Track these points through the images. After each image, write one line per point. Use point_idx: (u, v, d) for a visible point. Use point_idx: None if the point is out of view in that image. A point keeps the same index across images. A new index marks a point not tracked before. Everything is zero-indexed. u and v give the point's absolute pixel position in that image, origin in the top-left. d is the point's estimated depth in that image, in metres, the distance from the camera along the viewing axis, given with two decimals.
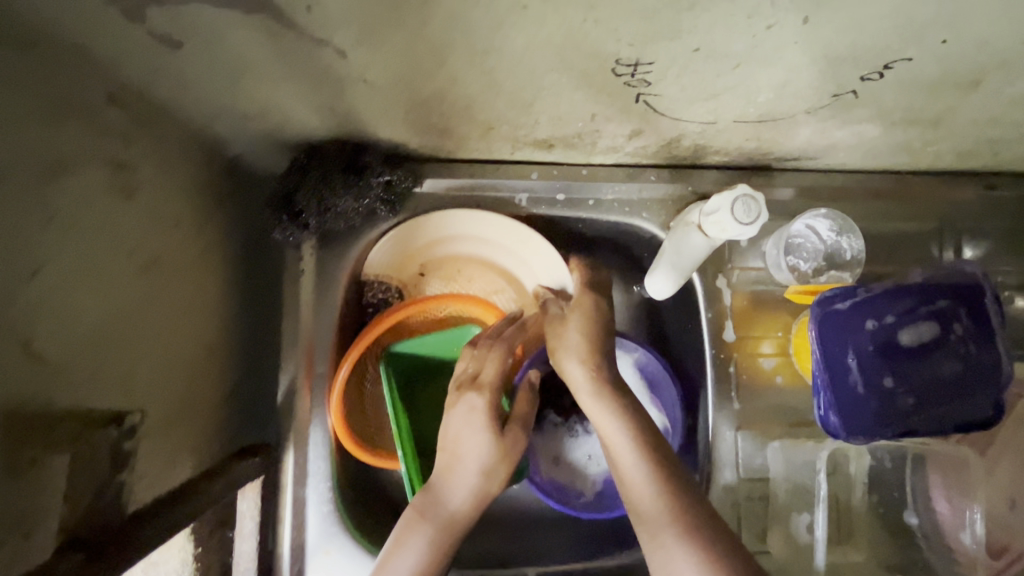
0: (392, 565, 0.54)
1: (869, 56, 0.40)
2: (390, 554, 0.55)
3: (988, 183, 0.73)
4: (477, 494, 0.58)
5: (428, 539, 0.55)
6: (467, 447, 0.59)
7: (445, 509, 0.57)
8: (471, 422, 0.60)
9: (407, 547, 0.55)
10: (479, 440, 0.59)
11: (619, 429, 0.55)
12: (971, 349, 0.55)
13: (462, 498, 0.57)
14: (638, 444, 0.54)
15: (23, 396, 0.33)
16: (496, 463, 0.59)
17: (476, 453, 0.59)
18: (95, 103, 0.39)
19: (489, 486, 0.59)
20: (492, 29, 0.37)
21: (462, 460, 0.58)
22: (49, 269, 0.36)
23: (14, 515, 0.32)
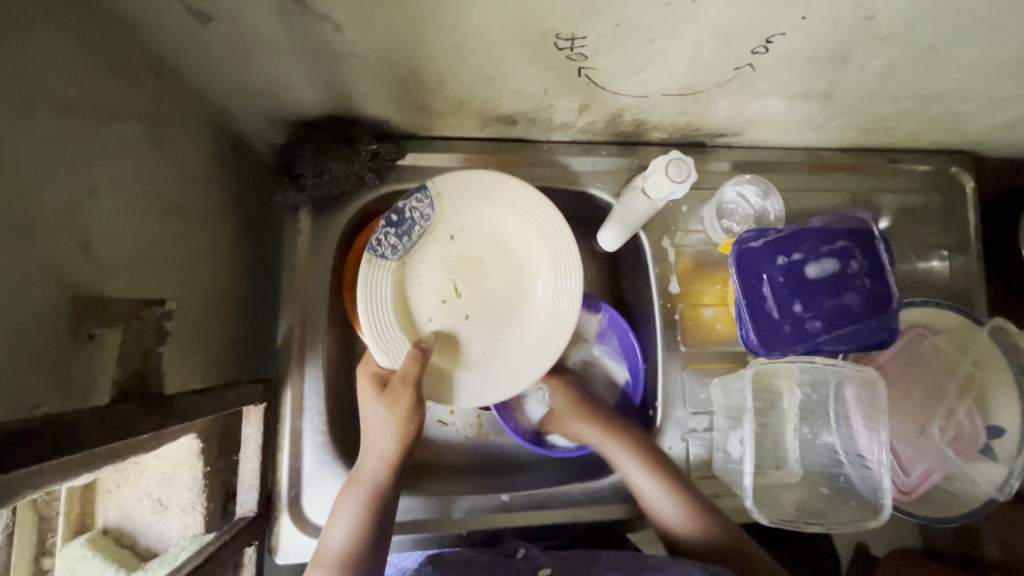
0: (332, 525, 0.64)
1: (750, 32, 0.52)
2: (330, 517, 0.65)
3: (892, 159, 0.85)
4: (383, 454, 0.66)
5: (359, 502, 0.64)
6: (373, 420, 0.66)
7: (364, 473, 0.65)
8: (364, 398, 0.67)
9: (341, 510, 0.64)
10: (375, 409, 0.66)
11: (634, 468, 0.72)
12: (866, 281, 0.68)
13: (375, 462, 0.66)
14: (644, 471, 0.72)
15: (81, 282, 0.43)
16: (389, 430, 0.65)
17: (377, 423, 0.66)
18: (137, 71, 0.50)
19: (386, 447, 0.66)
20: (456, 9, 0.48)
21: (371, 436, 0.66)
22: (100, 188, 0.46)
23: (73, 375, 0.43)
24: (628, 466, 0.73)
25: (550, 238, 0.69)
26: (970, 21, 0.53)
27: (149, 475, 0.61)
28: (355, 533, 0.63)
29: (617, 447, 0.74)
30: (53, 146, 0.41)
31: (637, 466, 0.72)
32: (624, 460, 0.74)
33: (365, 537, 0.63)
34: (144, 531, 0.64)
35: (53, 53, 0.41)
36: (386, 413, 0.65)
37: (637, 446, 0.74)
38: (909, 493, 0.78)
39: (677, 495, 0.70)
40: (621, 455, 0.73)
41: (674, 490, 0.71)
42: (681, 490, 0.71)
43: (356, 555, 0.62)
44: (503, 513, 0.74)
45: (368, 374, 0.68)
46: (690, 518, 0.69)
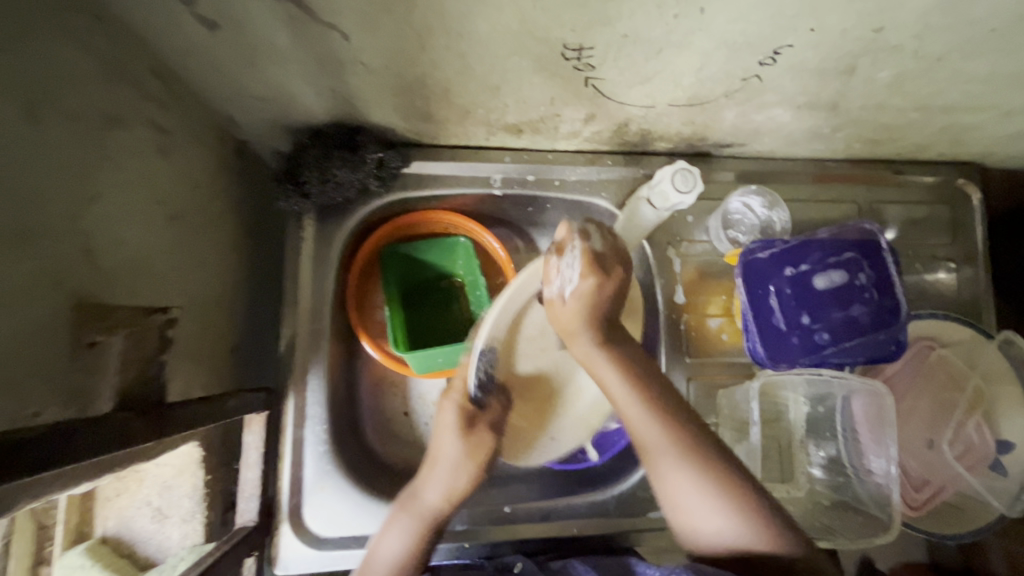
0: (378, 550, 0.63)
1: (756, 43, 0.52)
2: (377, 535, 0.65)
3: (898, 170, 0.85)
4: (449, 493, 0.65)
5: (412, 529, 0.64)
6: (442, 451, 0.66)
7: (420, 505, 0.65)
8: (444, 428, 0.66)
9: (389, 534, 0.64)
10: (456, 445, 0.66)
11: (646, 421, 0.59)
12: (875, 295, 0.68)
13: (437, 496, 0.65)
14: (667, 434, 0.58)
15: (85, 288, 0.44)
16: (463, 472, 0.66)
17: (448, 459, 0.65)
18: (141, 76, 0.50)
19: (456, 486, 0.66)
20: (464, 18, 0.48)
21: (438, 467, 0.65)
22: (103, 195, 0.46)
23: (76, 386, 0.42)
24: (620, 395, 0.60)
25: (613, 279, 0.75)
26: (979, 33, 0.52)
27: (149, 484, 0.61)
28: (402, 555, 0.63)
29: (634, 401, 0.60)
30: (59, 150, 0.41)
31: (667, 446, 0.58)
32: (636, 414, 0.59)
33: (412, 557, 0.63)
34: (143, 540, 0.63)
35: (55, 57, 0.41)
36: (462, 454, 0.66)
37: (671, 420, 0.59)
38: (919, 509, 0.77)
39: (714, 483, 0.57)
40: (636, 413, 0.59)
41: (700, 465, 0.58)
42: (713, 475, 0.57)
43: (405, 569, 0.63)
44: (505, 525, 0.73)
45: (451, 406, 0.67)
46: (745, 516, 0.56)
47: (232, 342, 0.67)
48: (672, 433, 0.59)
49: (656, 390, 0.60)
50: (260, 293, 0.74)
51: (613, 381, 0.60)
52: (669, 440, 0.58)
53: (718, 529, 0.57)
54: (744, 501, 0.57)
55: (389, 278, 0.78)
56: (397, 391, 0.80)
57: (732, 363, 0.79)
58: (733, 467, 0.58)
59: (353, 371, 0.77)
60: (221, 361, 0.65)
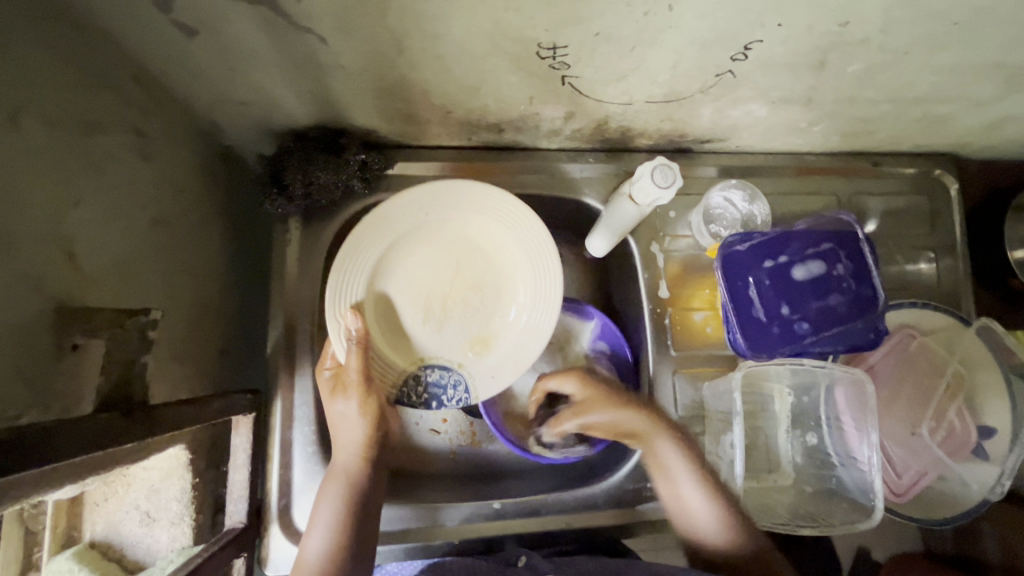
0: (316, 522, 0.65)
1: (726, 39, 0.53)
2: (312, 514, 0.66)
3: (876, 161, 0.86)
4: (355, 445, 0.67)
5: (342, 493, 0.66)
6: (339, 417, 0.67)
7: (340, 467, 0.66)
8: (326, 403, 0.67)
9: (322, 507, 0.65)
10: (348, 411, 0.67)
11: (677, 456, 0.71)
12: (852, 284, 0.69)
13: (350, 461, 0.67)
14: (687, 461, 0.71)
15: (68, 292, 0.44)
16: (358, 424, 0.67)
17: (342, 418, 0.67)
18: (122, 83, 0.50)
19: (355, 436, 0.67)
20: (438, 19, 0.48)
21: (339, 430, 0.67)
22: (86, 200, 0.46)
23: (55, 388, 0.43)
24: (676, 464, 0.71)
25: (514, 226, 0.70)
26: (943, 26, 0.54)
27: (136, 488, 0.61)
28: (337, 533, 0.64)
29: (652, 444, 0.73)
30: (40, 156, 0.41)
31: (686, 465, 0.71)
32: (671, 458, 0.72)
33: (346, 529, 0.64)
34: (132, 545, 0.64)
35: (35, 64, 0.41)
36: (346, 408, 0.67)
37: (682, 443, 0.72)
38: (903, 494, 0.78)
39: (711, 490, 0.70)
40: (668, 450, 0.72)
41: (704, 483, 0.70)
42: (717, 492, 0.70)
43: (341, 555, 0.63)
44: (495, 520, 0.74)
45: (325, 377, 0.67)
46: (724, 523, 0.69)
47: (219, 346, 0.68)
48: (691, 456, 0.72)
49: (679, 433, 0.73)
50: (246, 296, 0.74)
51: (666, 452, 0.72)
52: (693, 462, 0.72)
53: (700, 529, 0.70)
54: (726, 503, 0.70)
55: None
56: None
57: (716, 355, 0.80)
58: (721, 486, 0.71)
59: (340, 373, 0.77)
60: (206, 363, 0.65)
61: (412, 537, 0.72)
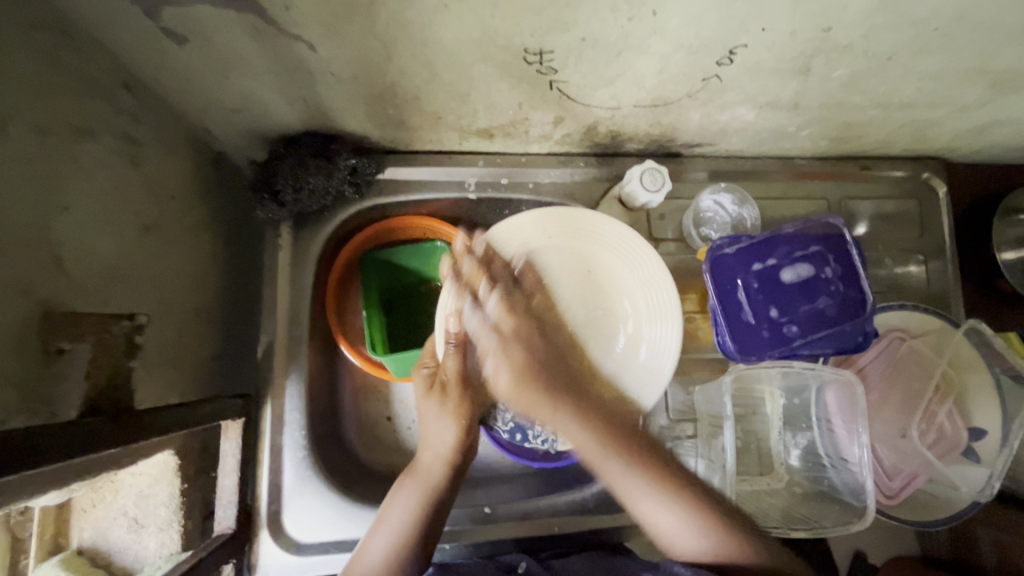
0: (382, 526, 0.64)
1: (711, 44, 0.54)
2: (382, 514, 0.65)
3: (865, 165, 0.87)
4: (442, 450, 0.69)
5: (416, 495, 0.66)
6: (428, 416, 0.70)
7: (422, 468, 0.67)
8: (426, 408, 0.70)
9: (395, 507, 0.65)
10: (441, 418, 0.69)
11: (570, 426, 0.65)
12: (840, 287, 0.70)
13: (433, 463, 0.68)
14: (597, 438, 0.64)
15: (54, 299, 0.44)
16: (447, 427, 0.69)
17: (433, 419, 0.69)
18: (112, 89, 0.50)
19: (445, 441, 0.69)
20: (425, 26, 0.49)
21: (429, 432, 0.70)
22: (76, 206, 0.46)
23: (41, 394, 0.43)
24: (576, 436, 0.65)
25: (598, 243, 0.69)
26: (925, 32, 0.54)
27: (126, 493, 0.61)
28: (404, 532, 0.63)
29: (558, 402, 0.66)
30: (26, 162, 0.41)
31: (603, 449, 0.63)
32: (608, 465, 0.63)
33: (417, 530, 0.64)
34: (119, 551, 0.63)
35: (21, 69, 0.41)
36: (434, 408, 0.69)
37: (597, 420, 0.65)
38: (894, 497, 0.78)
39: (670, 492, 0.61)
40: (569, 426, 0.65)
41: (647, 474, 0.62)
42: (664, 479, 0.62)
43: (405, 552, 0.62)
44: (485, 525, 0.74)
45: (420, 374, 0.71)
46: (693, 519, 0.59)
47: (209, 351, 0.68)
48: (606, 439, 0.64)
49: (587, 404, 0.66)
50: (236, 301, 0.74)
51: (572, 429, 0.65)
52: (609, 447, 0.63)
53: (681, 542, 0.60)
54: (695, 502, 0.60)
55: (370, 283, 0.79)
56: (379, 395, 0.80)
57: (707, 358, 0.80)
58: (678, 475, 0.62)
59: (333, 379, 0.77)
60: (196, 368, 0.65)
61: None
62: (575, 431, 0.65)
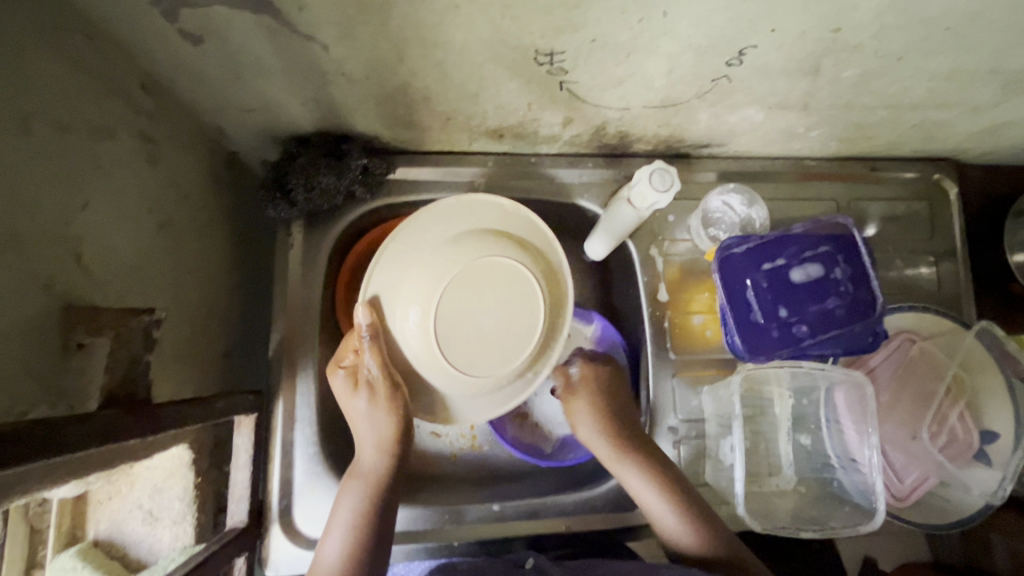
0: (332, 525, 0.65)
1: (720, 45, 0.54)
2: (333, 509, 0.66)
3: (875, 166, 0.87)
4: (381, 443, 0.68)
5: (362, 487, 0.66)
6: (357, 413, 0.67)
7: (362, 464, 0.67)
8: (359, 407, 0.67)
9: (342, 503, 0.65)
10: (369, 415, 0.67)
11: (641, 483, 0.70)
12: (850, 287, 0.70)
13: (371, 457, 0.67)
14: (655, 485, 0.69)
15: (74, 293, 0.45)
16: (383, 420, 0.67)
17: (363, 416, 0.67)
18: (131, 89, 0.51)
19: (383, 433, 0.67)
20: (437, 27, 0.49)
21: (359, 430, 0.68)
22: (95, 203, 0.47)
23: (61, 385, 0.44)
24: (644, 492, 0.70)
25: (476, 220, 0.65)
26: (936, 31, 0.54)
27: (141, 486, 0.61)
28: (355, 524, 0.64)
29: (627, 443, 0.73)
30: (48, 158, 0.42)
31: (648, 484, 0.70)
32: (636, 485, 0.70)
33: (365, 526, 0.64)
34: (135, 543, 0.64)
35: (46, 70, 0.42)
36: (357, 403, 0.67)
37: (656, 472, 0.70)
38: (903, 499, 0.77)
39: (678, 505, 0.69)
40: (638, 484, 0.70)
41: (671, 500, 0.69)
42: (672, 496, 0.69)
43: (359, 550, 0.63)
44: (493, 523, 0.74)
45: (343, 366, 0.69)
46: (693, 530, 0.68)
47: (220, 347, 0.69)
48: (656, 480, 0.70)
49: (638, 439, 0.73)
50: (247, 298, 0.75)
51: (633, 479, 0.71)
52: (660, 484, 0.69)
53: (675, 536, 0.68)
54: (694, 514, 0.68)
55: None
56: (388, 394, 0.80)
57: (716, 358, 0.80)
58: (681, 486, 0.70)
59: None
60: (210, 364, 0.66)
61: (411, 537, 0.73)
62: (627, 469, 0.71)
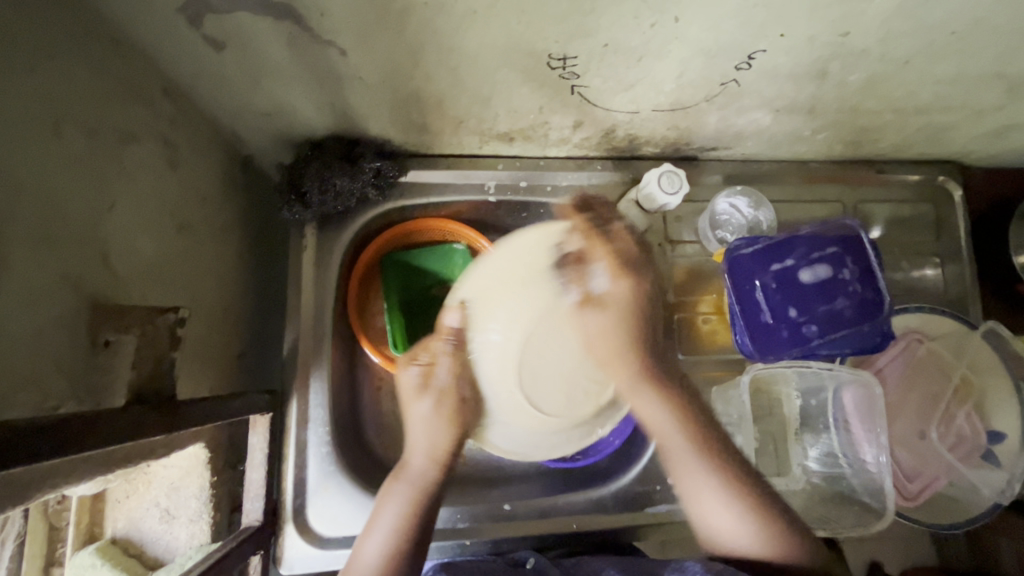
0: (372, 532, 0.62)
1: (730, 49, 0.55)
2: (374, 512, 0.64)
3: (880, 168, 0.87)
4: (432, 451, 0.66)
5: (407, 495, 0.64)
6: (415, 418, 0.67)
7: (410, 469, 0.65)
8: (416, 420, 0.67)
9: (386, 507, 0.64)
10: (421, 430, 0.66)
11: (658, 411, 0.65)
12: (859, 288, 0.70)
13: (421, 462, 0.65)
14: (675, 420, 0.64)
15: (101, 291, 0.46)
16: (441, 429, 0.66)
17: (425, 422, 0.66)
18: (154, 95, 0.53)
19: (436, 441, 0.66)
20: (454, 33, 0.50)
21: (411, 437, 0.67)
22: (120, 205, 0.48)
23: (93, 380, 0.45)
24: (661, 424, 0.65)
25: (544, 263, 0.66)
26: (942, 36, 0.55)
27: (158, 485, 0.62)
28: (398, 529, 0.62)
29: (647, 383, 0.66)
30: (77, 162, 0.43)
31: (675, 429, 0.64)
32: (656, 415, 0.65)
33: (405, 534, 0.62)
34: (151, 541, 0.65)
35: (76, 76, 0.43)
36: (420, 406, 0.67)
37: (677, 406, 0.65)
38: (914, 499, 0.78)
39: (735, 494, 0.61)
40: (649, 402, 0.65)
41: (718, 471, 0.62)
42: (716, 459, 0.63)
43: (400, 549, 0.61)
44: (506, 521, 0.75)
45: (409, 373, 0.68)
46: (759, 522, 0.60)
47: (237, 348, 0.70)
48: (685, 425, 0.64)
49: (684, 398, 0.66)
50: (262, 299, 0.76)
51: (653, 407, 0.65)
52: (684, 426, 0.64)
53: (727, 530, 0.61)
54: (768, 511, 0.60)
55: (392, 283, 0.81)
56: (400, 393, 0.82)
57: (725, 359, 0.81)
58: (753, 483, 0.62)
59: (354, 377, 0.79)
60: (226, 364, 0.67)
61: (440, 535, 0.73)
62: (623, 380, 0.66)
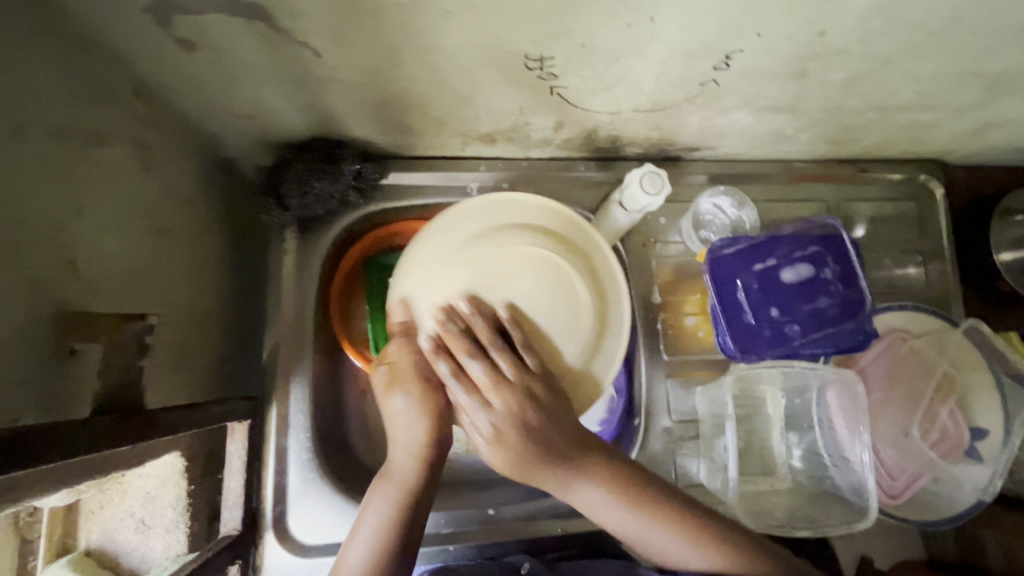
0: (353, 541, 0.57)
1: (708, 49, 0.55)
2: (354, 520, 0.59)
3: (863, 167, 0.88)
4: (412, 448, 0.60)
5: (390, 499, 0.58)
6: (392, 415, 0.60)
7: (394, 469, 0.59)
8: (400, 416, 0.60)
9: (368, 512, 0.58)
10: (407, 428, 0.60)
11: (596, 498, 0.58)
12: (840, 287, 0.71)
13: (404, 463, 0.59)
14: (618, 500, 0.57)
15: (67, 299, 0.45)
16: (418, 425, 0.59)
17: (399, 417, 0.60)
18: (126, 98, 0.52)
19: (416, 439, 0.59)
20: (430, 34, 0.50)
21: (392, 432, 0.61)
22: (91, 209, 0.48)
23: (60, 391, 0.44)
24: (598, 504, 0.58)
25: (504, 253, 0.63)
26: (918, 35, 0.55)
27: (133, 494, 0.61)
28: (380, 537, 0.56)
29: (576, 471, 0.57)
30: (44, 167, 0.43)
31: (610, 503, 0.57)
32: (590, 497, 0.58)
33: (390, 541, 0.56)
34: (127, 552, 0.64)
35: (42, 79, 0.42)
36: (396, 403, 0.60)
37: (607, 470, 0.58)
38: (897, 497, 0.78)
39: (700, 539, 0.56)
40: (586, 493, 0.58)
41: (666, 517, 0.57)
42: (663, 517, 0.57)
43: (387, 553, 0.56)
44: (489, 526, 0.74)
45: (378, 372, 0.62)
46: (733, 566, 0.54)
47: (215, 353, 0.69)
48: (627, 497, 0.57)
49: (615, 468, 0.59)
50: (243, 304, 0.75)
51: (600, 504, 0.58)
52: (622, 499, 0.57)
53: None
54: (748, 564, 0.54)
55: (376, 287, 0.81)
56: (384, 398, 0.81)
57: (710, 359, 0.81)
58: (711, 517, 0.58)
59: (336, 382, 0.78)
60: (203, 370, 0.66)
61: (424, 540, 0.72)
62: (552, 482, 0.58)
